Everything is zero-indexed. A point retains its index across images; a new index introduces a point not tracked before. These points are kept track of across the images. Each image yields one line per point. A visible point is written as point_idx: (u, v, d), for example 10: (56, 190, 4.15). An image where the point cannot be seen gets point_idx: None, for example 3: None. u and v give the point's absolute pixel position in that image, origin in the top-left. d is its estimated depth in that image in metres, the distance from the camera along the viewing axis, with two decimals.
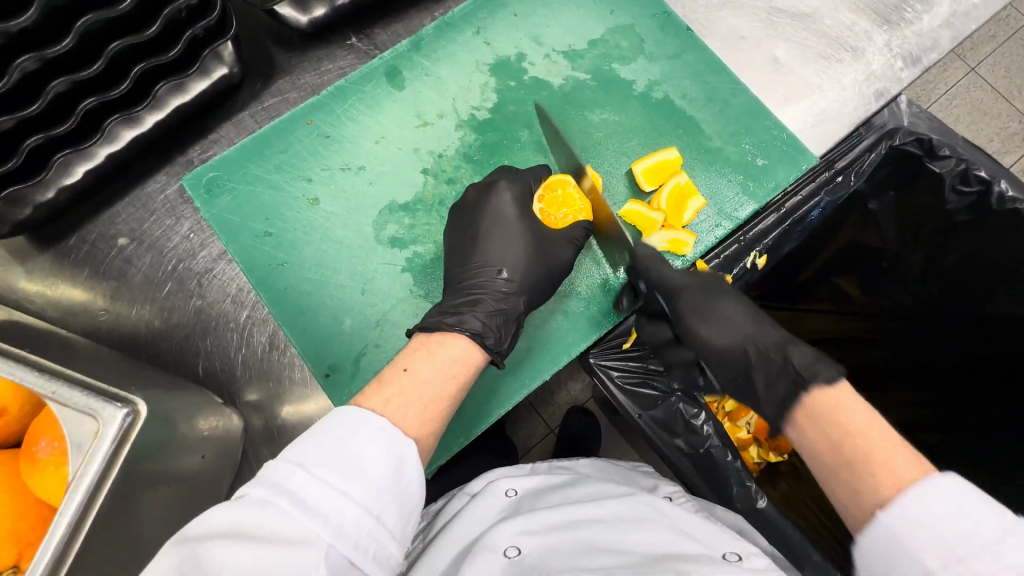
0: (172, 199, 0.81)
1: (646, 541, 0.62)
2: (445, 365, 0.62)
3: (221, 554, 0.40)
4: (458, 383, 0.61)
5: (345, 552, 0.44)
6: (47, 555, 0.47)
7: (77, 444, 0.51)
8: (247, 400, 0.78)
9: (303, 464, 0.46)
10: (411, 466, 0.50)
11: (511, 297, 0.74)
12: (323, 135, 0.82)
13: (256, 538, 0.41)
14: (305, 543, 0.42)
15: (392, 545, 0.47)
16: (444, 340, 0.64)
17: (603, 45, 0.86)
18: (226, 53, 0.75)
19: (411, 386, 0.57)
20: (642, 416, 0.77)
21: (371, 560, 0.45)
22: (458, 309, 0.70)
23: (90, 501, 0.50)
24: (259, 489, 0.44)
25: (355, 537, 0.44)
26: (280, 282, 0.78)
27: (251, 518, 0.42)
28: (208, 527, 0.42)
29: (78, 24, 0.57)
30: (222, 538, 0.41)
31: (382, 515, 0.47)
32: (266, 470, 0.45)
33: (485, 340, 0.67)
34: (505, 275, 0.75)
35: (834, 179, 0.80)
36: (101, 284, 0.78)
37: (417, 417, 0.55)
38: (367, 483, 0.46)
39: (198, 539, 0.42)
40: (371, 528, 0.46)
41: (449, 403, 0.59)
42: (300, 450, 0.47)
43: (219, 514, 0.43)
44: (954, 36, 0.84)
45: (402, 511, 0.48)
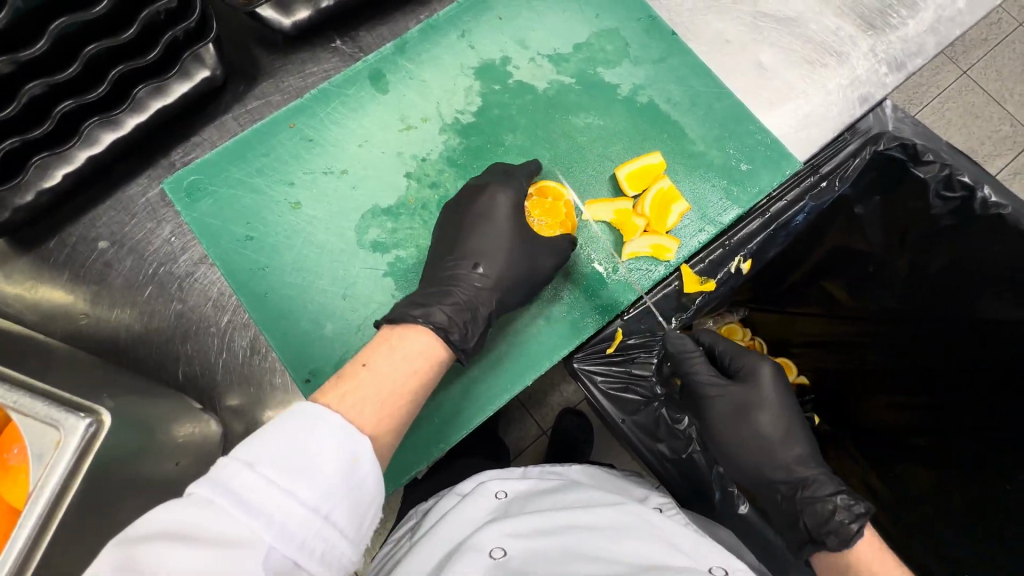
0: (154, 203, 0.81)
1: (631, 550, 0.62)
2: (407, 361, 0.61)
3: (159, 556, 0.39)
4: (421, 379, 0.61)
5: (287, 553, 0.43)
6: (10, 561, 0.47)
7: (38, 454, 0.50)
8: (227, 405, 0.77)
9: (251, 463, 0.45)
10: (366, 463, 0.49)
11: (484, 295, 0.73)
12: (306, 138, 0.82)
13: (199, 540, 0.41)
14: (247, 545, 0.42)
15: (343, 544, 0.47)
16: (407, 333, 0.64)
17: (588, 48, 0.86)
18: (207, 56, 0.75)
19: (371, 381, 0.57)
20: (625, 422, 0.76)
21: (318, 560, 0.45)
22: (426, 300, 0.69)
23: (52, 509, 0.49)
24: (204, 488, 0.43)
25: (300, 537, 0.44)
26: (261, 286, 0.78)
27: (194, 518, 0.42)
28: (151, 527, 0.42)
29: (53, 26, 0.57)
30: (164, 539, 0.40)
31: (333, 514, 0.46)
32: (214, 467, 0.45)
33: (451, 335, 0.67)
34: (481, 270, 0.74)
35: (818, 184, 0.80)
36: (81, 287, 0.78)
37: (373, 414, 0.55)
38: (317, 482, 0.46)
39: (140, 540, 0.41)
40: (319, 528, 0.45)
41: (409, 401, 0.58)
42: (251, 448, 0.46)
43: (164, 513, 0.42)
44: (939, 42, 0.84)
45: (355, 509, 0.48)
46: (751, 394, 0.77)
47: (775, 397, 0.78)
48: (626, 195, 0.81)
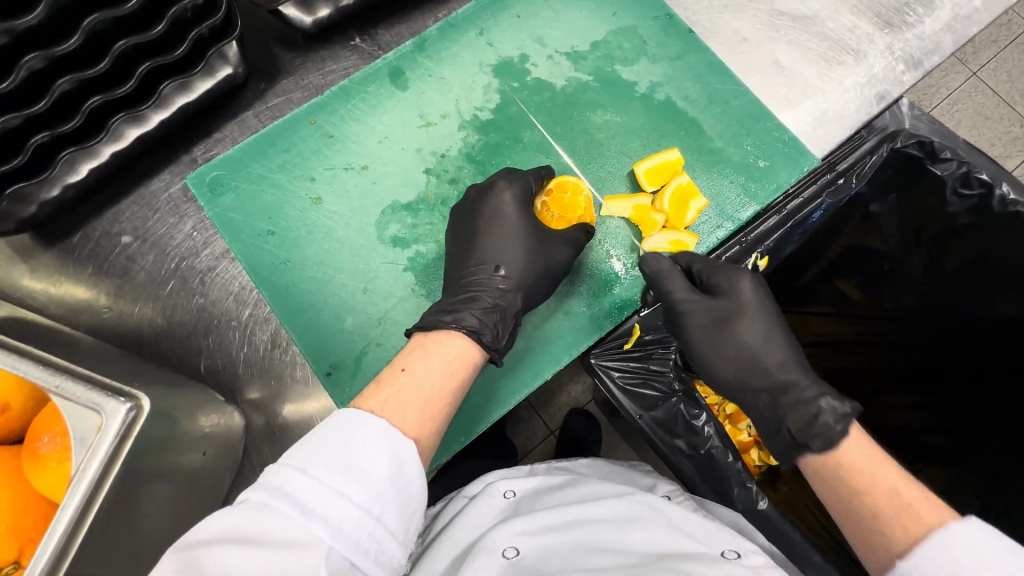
0: (176, 198, 0.82)
1: (641, 540, 0.62)
2: (444, 363, 0.62)
3: (222, 562, 0.40)
4: (458, 381, 0.62)
5: (345, 553, 0.43)
6: (48, 552, 0.47)
7: (81, 438, 0.51)
8: (248, 398, 0.78)
9: (303, 468, 0.46)
10: (411, 466, 0.50)
11: (510, 296, 0.73)
12: (327, 134, 0.83)
13: (254, 543, 0.41)
14: (305, 546, 0.42)
15: (394, 546, 0.47)
16: (440, 338, 0.65)
17: (605, 46, 0.87)
18: (231, 53, 0.76)
19: (409, 385, 0.57)
20: (643, 417, 0.76)
21: (373, 562, 0.45)
22: (455, 306, 0.70)
23: (92, 496, 0.50)
24: (259, 493, 0.44)
25: (355, 538, 0.44)
26: (282, 281, 0.79)
27: (251, 523, 0.43)
28: (208, 535, 0.42)
29: (87, 22, 0.58)
30: (216, 544, 0.41)
31: (383, 516, 0.47)
32: (265, 475, 0.46)
33: (483, 338, 0.67)
34: (503, 272, 0.74)
35: (836, 181, 0.80)
36: (105, 282, 0.79)
37: (416, 418, 0.55)
38: (367, 484, 0.46)
39: (194, 546, 0.42)
40: (372, 529, 0.46)
41: (448, 403, 0.59)
42: (299, 453, 0.47)
43: (213, 522, 0.43)
44: (956, 40, 0.84)
45: (404, 512, 0.48)
46: (729, 304, 0.74)
47: (754, 301, 0.74)
48: (644, 190, 0.81)
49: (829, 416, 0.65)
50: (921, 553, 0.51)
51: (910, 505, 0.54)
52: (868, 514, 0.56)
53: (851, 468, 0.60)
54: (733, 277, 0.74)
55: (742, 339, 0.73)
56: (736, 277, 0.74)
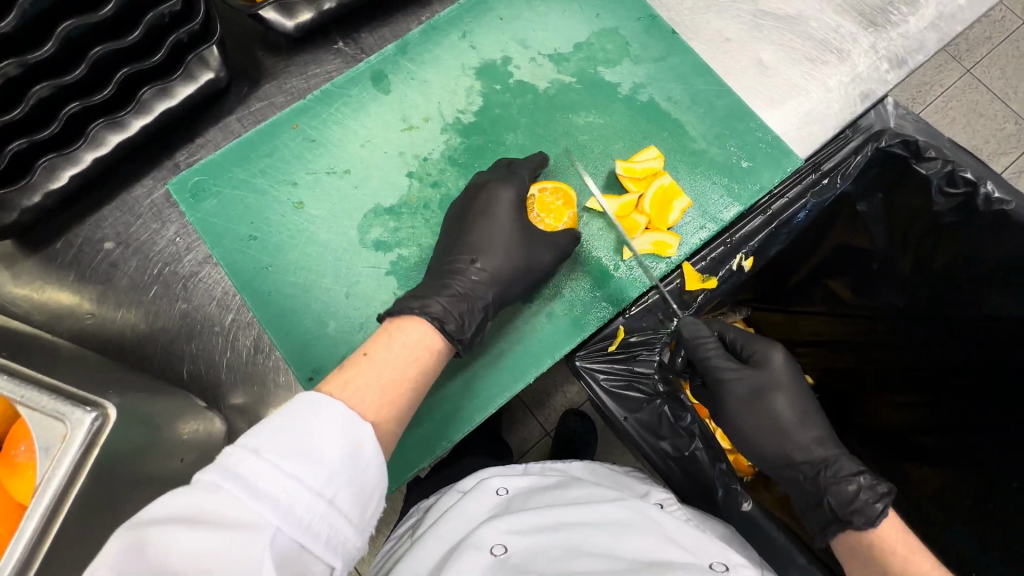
0: (159, 204, 0.82)
1: (630, 547, 0.62)
2: (406, 349, 0.62)
3: (167, 539, 0.40)
4: (421, 367, 0.61)
5: (294, 536, 0.44)
6: (14, 559, 0.47)
7: (45, 448, 0.51)
8: (231, 403, 0.78)
9: (257, 450, 0.46)
10: (368, 449, 0.49)
11: (483, 288, 0.73)
12: (309, 138, 0.83)
13: (204, 524, 0.41)
14: (251, 529, 0.42)
15: (348, 529, 0.47)
16: (405, 324, 0.65)
17: (588, 48, 0.86)
18: (212, 58, 0.76)
19: (372, 369, 0.57)
20: (628, 419, 0.76)
21: (323, 543, 0.45)
22: (426, 293, 0.69)
23: (56, 507, 0.49)
24: (212, 474, 0.44)
25: (306, 520, 0.44)
26: (264, 286, 0.79)
27: (200, 504, 0.42)
28: (159, 512, 0.42)
29: (59, 29, 0.58)
30: (169, 523, 0.41)
31: (337, 499, 0.47)
32: (221, 456, 0.45)
33: (446, 325, 0.67)
34: (479, 265, 0.74)
35: (820, 181, 0.80)
36: (88, 287, 0.79)
37: (375, 401, 0.55)
38: (320, 466, 0.46)
39: (149, 525, 0.41)
40: (324, 512, 0.46)
41: (412, 387, 0.59)
42: (255, 435, 0.47)
43: (172, 499, 0.43)
44: (941, 38, 0.84)
45: (359, 494, 0.48)
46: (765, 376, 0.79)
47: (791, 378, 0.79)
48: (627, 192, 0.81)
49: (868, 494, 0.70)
50: None
51: None
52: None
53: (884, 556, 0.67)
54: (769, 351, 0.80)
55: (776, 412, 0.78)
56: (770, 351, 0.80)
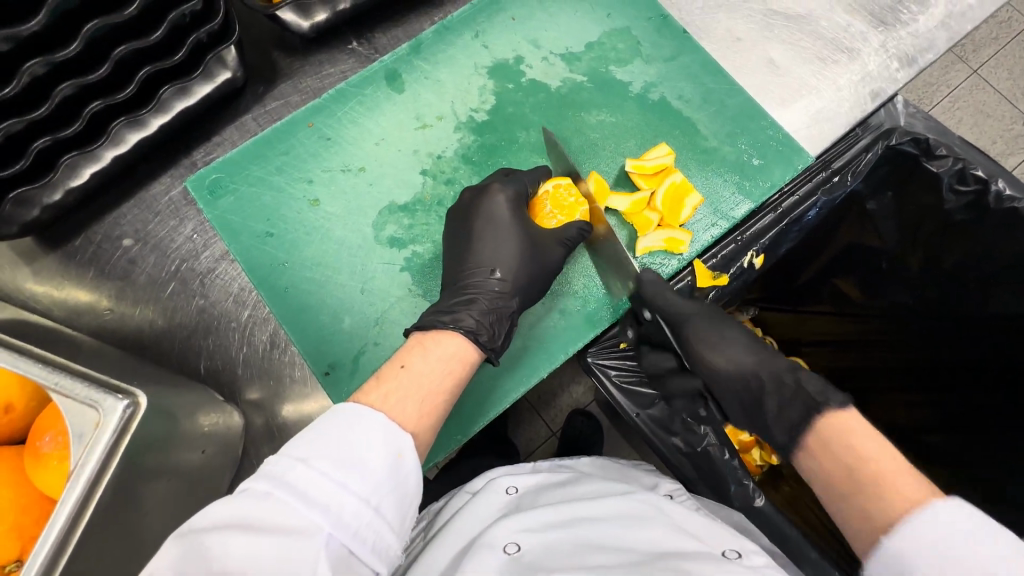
0: (176, 201, 0.83)
1: (643, 539, 0.62)
2: (442, 362, 0.62)
3: (223, 545, 0.41)
4: (456, 379, 0.62)
5: (344, 541, 0.44)
6: (45, 552, 0.48)
7: (79, 434, 0.52)
8: (247, 398, 0.79)
9: (304, 458, 0.46)
10: (409, 460, 0.50)
11: (507, 297, 0.74)
12: (325, 137, 0.84)
13: (256, 528, 0.42)
14: (303, 534, 0.42)
15: (390, 537, 0.48)
16: (440, 337, 0.65)
17: (600, 47, 0.87)
18: (229, 58, 0.77)
19: (409, 381, 0.57)
20: (640, 416, 0.77)
21: (369, 550, 0.46)
22: (452, 307, 0.70)
23: (88, 496, 0.51)
24: (261, 483, 0.44)
25: (354, 527, 0.45)
26: (281, 282, 0.80)
27: (252, 511, 0.43)
28: (211, 519, 0.43)
29: (86, 29, 0.59)
30: (220, 529, 0.42)
31: (381, 506, 0.47)
32: (265, 465, 0.46)
33: (479, 337, 0.68)
34: (498, 275, 0.75)
35: (830, 179, 0.80)
36: (106, 284, 0.80)
37: (415, 410, 0.55)
38: (366, 474, 0.47)
39: (200, 532, 0.42)
40: (370, 519, 0.46)
41: (446, 399, 0.59)
42: (299, 445, 0.47)
43: (220, 508, 0.43)
44: (950, 37, 0.84)
45: (400, 503, 0.49)
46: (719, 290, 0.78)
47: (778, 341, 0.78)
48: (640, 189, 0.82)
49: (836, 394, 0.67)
50: (905, 529, 0.51)
51: (894, 478, 0.55)
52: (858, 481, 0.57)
53: (856, 441, 0.60)
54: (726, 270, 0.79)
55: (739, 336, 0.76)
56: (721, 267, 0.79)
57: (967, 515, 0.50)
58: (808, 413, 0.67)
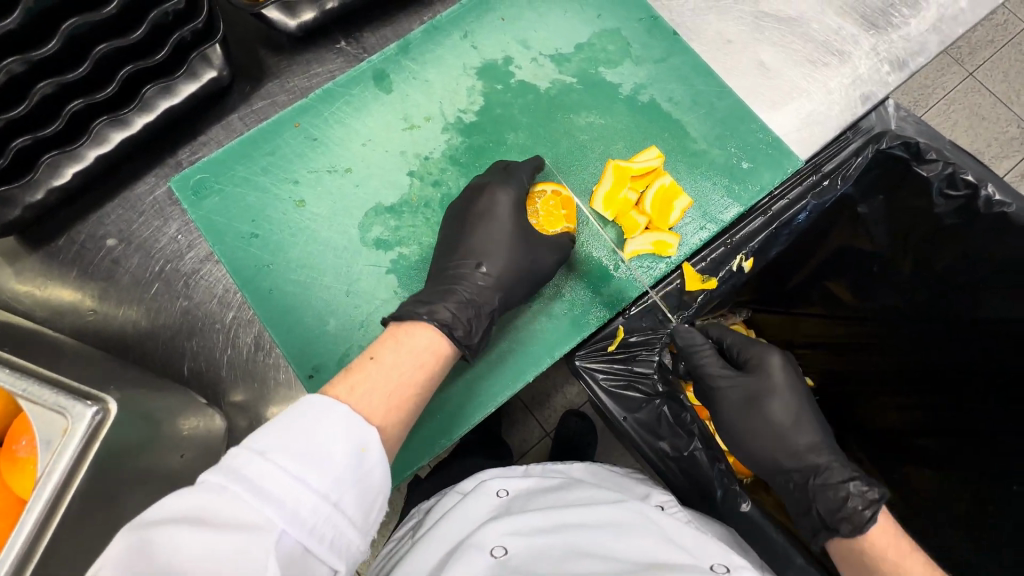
0: (161, 201, 0.82)
1: (633, 549, 0.62)
2: (413, 354, 0.62)
3: (173, 539, 0.40)
4: (428, 372, 0.61)
5: (299, 537, 0.44)
6: (11, 556, 0.48)
7: (47, 441, 0.51)
8: (232, 400, 0.78)
9: (264, 452, 0.46)
10: (374, 454, 0.49)
11: (488, 294, 0.73)
12: (311, 137, 0.83)
13: (210, 524, 0.41)
14: (257, 529, 0.42)
15: (351, 532, 0.47)
16: (414, 328, 0.65)
17: (590, 48, 0.87)
18: (215, 57, 0.76)
19: (378, 373, 0.57)
20: (627, 419, 0.76)
21: (327, 546, 0.45)
22: (430, 298, 0.69)
23: (58, 499, 0.50)
24: (218, 475, 0.44)
25: (311, 522, 0.44)
26: (266, 283, 0.79)
27: (208, 503, 0.42)
28: (165, 512, 0.42)
29: (64, 27, 0.58)
30: (174, 524, 0.41)
31: (341, 501, 0.47)
32: (227, 456, 0.45)
33: (454, 332, 0.66)
34: (484, 269, 0.74)
35: (820, 183, 0.80)
36: (89, 284, 0.79)
37: (381, 404, 0.55)
38: (326, 469, 0.46)
39: (155, 524, 0.41)
40: (328, 515, 0.46)
41: (417, 393, 0.59)
42: (263, 437, 0.47)
43: (177, 500, 0.43)
44: (941, 40, 0.84)
45: (363, 497, 0.48)
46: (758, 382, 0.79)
47: (786, 383, 0.79)
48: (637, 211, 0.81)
49: (857, 501, 0.70)
50: None
51: None
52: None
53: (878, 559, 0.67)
54: (765, 354, 0.80)
55: (772, 417, 0.78)
56: (766, 354, 0.80)
57: None
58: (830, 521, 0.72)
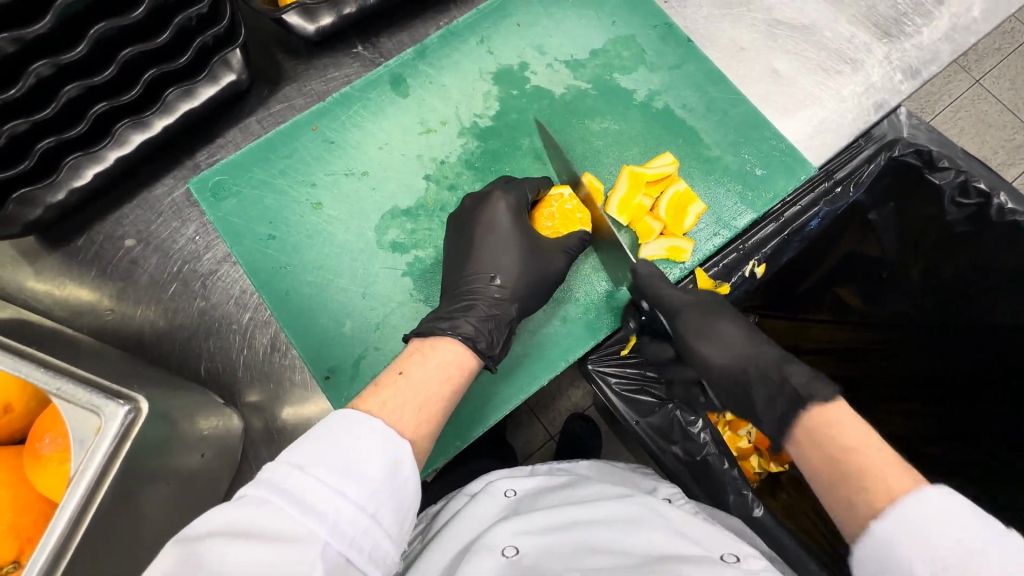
0: (179, 203, 0.83)
1: (642, 542, 0.61)
2: (440, 367, 0.62)
3: (218, 552, 0.41)
4: (454, 386, 0.61)
5: (341, 549, 0.44)
6: (44, 556, 0.48)
7: (79, 439, 0.52)
8: (247, 401, 0.79)
9: (302, 465, 0.46)
10: (407, 466, 0.50)
11: (505, 305, 0.74)
12: (328, 140, 0.84)
13: (258, 537, 0.42)
14: (303, 542, 0.42)
15: (388, 544, 0.47)
16: (439, 343, 0.65)
17: (605, 55, 0.87)
18: (234, 61, 0.77)
19: (408, 387, 0.57)
20: (639, 424, 0.77)
21: (366, 558, 0.45)
22: (452, 314, 0.70)
23: (92, 495, 0.51)
24: (259, 489, 0.44)
25: (350, 534, 0.45)
26: (283, 285, 0.80)
27: (251, 519, 0.43)
28: (209, 527, 0.43)
29: (93, 32, 0.59)
30: (221, 536, 0.42)
31: (378, 512, 0.47)
32: (263, 471, 0.46)
33: (478, 344, 0.68)
34: (498, 282, 0.75)
35: (833, 189, 0.81)
36: (108, 284, 0.80)
37: (412, 418, 0.55)
38: (362, 482, 0.47)
39: (199, 539, 0.42)
40: (367, 527, 0.46)
41: (445, 406, 0.59)
42: (299, 451, 0.47)
43: (220, 514, 0.43)
44: (954, 49, 0.85)
45: (398, 509, 0.49)
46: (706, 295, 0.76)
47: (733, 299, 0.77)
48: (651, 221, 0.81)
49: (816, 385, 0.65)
50: (894, 515, 0.49)
51: (888, 469, 0.53)
52: (852, 474, 0.54)
53: (840, 434, 0.58)
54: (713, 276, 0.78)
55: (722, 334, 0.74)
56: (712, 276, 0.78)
57: (957, 506, 0.48)
58: (792, 408, 0.65)
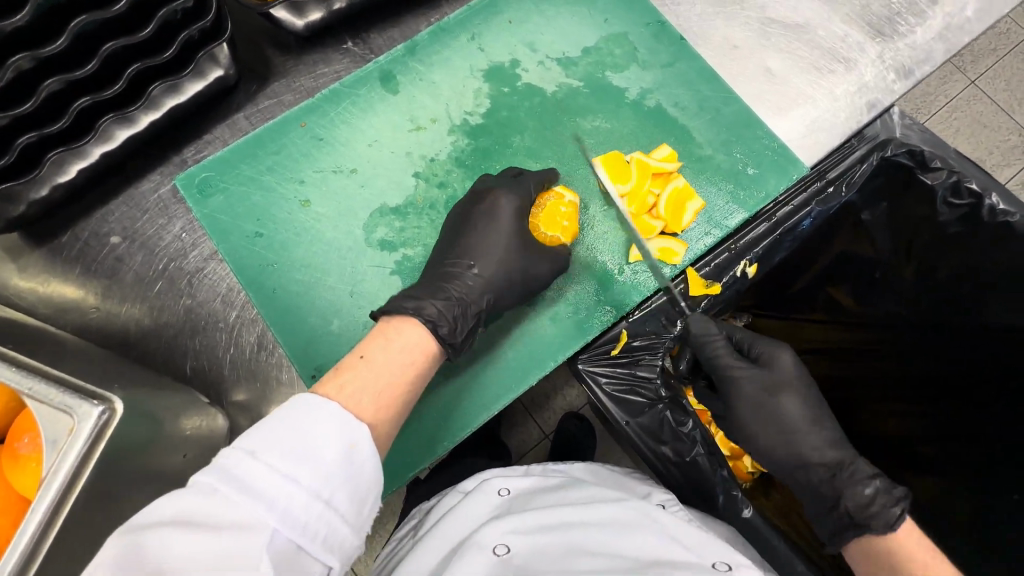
0: (165, 199, 0.82)
1: (636, 546, 0.61)
2: (404, 353, 0.62)
3: (163, 542, 0.41)
4: (416, 370, 0.61)
5: (291, 536, 0.44)
6: (15, 557, 0.47)
7: (52, 440, 0.51)
8: (233, 400, 0.78)
9: (254, 451, 0.46)
10: (364, 450, 0.49)
11: (477, 293, 0.73)
12: (317, 137, 0.83)
13: (203, 527, 0.41)
14: (251, 530, 0.42)
15: (344, 529, 0.47)
16: (404, 326, 0.64)
17: (597, 52, 0.87)
18: (221, 56, 0.76)
19: (369, 371, 0.57)
20: (630, 424, 0.76)
21: (319, 544, 0.45)
22: (420, 295, 0.68)
23: (62, 500, 0.50)
24: (207, 476, 0.44)
25: (303, 520, 0.44)
26: (270, 283, 0.79)
27: (199, 508, 0.42)
28: (158, 515, 0.42)
29: (73, 25, 0.58)
30: (167, 527, 0.41)
31: (333, 498, 0.47)
32: (217, 458, 0.45)
33: (439, 329, 0.65)
34: (476, 271, 0.75)
35: (825, 189, 0.80)
36: (93, 281, 0.79)
37: (371, 403, 0.55)
38: (318, 467, 0.46)
39: (145, 528, 0.41)
40: (321, 512, 0.46)
41: (407, 390, 0.59)
42: (252, 437, 0.47)
43: (172, 502, 0.43)
44: (947, 49, 0.84)
45: (355, 492, 0.48)
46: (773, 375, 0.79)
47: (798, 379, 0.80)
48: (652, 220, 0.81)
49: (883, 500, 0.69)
50: None
51: None
52: None
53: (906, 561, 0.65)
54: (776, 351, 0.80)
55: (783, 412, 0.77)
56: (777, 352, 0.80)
57: None
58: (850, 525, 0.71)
